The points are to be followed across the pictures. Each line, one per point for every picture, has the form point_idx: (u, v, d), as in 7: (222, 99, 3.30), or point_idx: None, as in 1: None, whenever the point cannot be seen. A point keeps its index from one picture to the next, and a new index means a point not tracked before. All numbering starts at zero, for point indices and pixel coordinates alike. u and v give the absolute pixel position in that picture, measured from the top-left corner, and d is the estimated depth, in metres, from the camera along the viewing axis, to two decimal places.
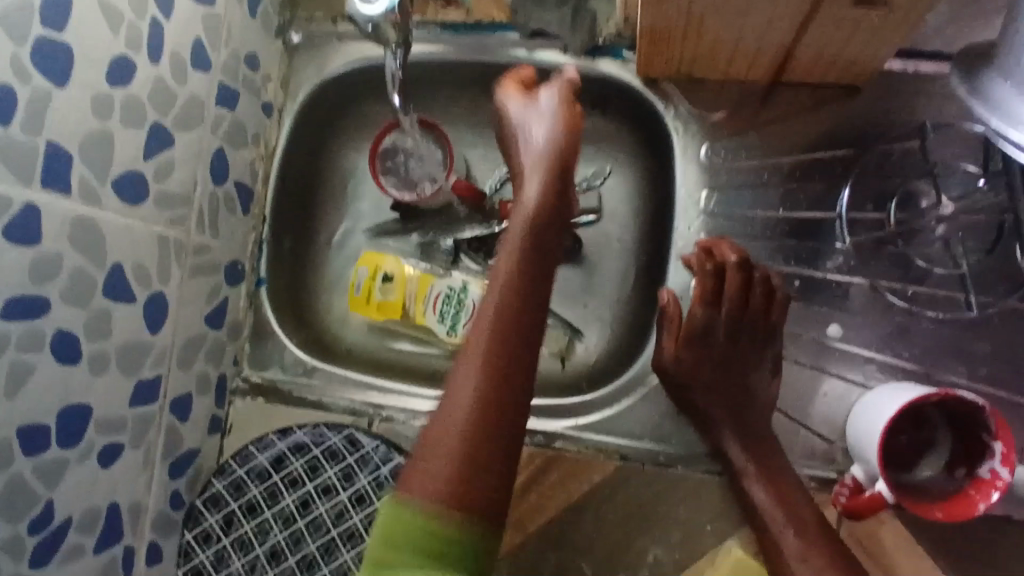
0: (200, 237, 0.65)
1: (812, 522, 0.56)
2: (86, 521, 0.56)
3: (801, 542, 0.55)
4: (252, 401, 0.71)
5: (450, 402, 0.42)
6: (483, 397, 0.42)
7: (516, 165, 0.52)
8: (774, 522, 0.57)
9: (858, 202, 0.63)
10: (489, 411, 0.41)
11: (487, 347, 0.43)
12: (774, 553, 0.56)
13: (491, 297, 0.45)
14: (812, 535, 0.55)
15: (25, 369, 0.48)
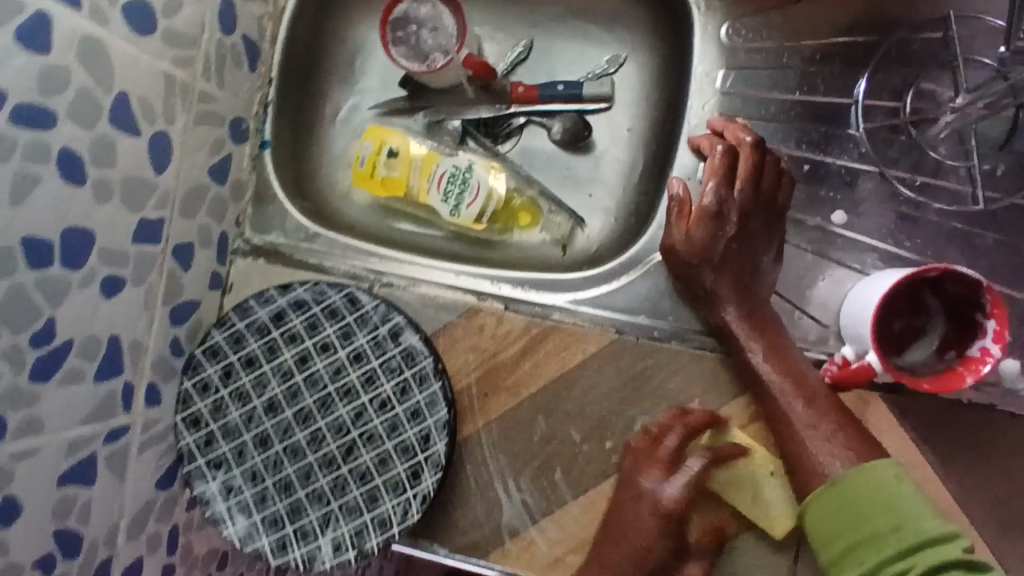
0: (207, 86, 0.64)
1: (822, 395, 0.58)
2: (88, 348, 0.56)
3: (810, 411, 0.57)
4: (253, 261, 0.72)
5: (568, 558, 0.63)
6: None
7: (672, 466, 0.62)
8: (782, 392, 0.59)
9: (874, 90, 0.63)
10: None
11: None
12: (783, 423, 0.58)
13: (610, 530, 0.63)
14: (819, 405, 0.57)
15: (30, 181, 0.48)
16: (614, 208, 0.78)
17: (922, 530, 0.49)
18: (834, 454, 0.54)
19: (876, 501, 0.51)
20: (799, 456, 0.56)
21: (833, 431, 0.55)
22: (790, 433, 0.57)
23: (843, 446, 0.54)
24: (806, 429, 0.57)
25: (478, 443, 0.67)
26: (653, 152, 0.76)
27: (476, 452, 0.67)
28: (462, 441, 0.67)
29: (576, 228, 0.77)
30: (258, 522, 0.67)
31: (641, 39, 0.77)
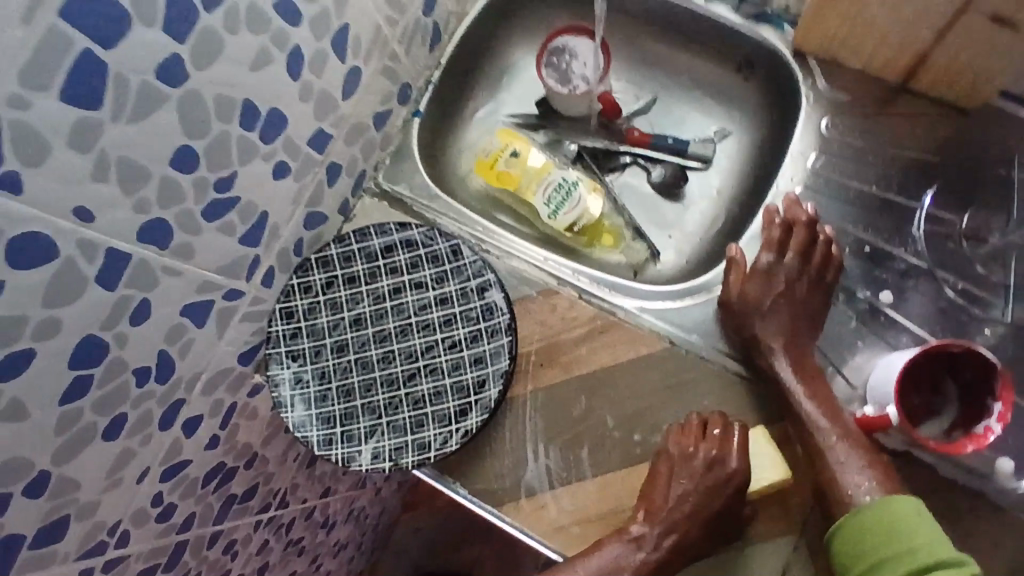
0: (398, 48, 0.78)
1: (855, 432, 0.66)
2: (245, 212, 0.67)
3: (844, 444, 0.65)
4: (378, 202, 0.84)
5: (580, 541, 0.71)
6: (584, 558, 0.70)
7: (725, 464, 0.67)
8: (819, 428, 0.66)
9: (939, 202, 0.73)
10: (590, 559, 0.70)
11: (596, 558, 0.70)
12: (819, 457, 0.65)
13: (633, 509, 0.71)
14: (853, 442, 0.65)
15: (268, 58, 0.60)
16: (687, 252, 0.88)
17: (931, 555, 0.55)
18: (864, 487, 0.63)
19: (885, 529, 0.59)
20: (831, 485, 0.64)
21: (863, 465, 0.64)
22: (824, 466, 0.65)
23: (871, 478, 0.63)
24: (838, 462, 0.65)
25: (521, 404, 0.74)
26: (734, 214, 0.87)
27: (517, 411, 0.74)
28: (510, 399, 0.75)
29: (650, 261, 0.88)
30: (313, 416, 0.75)
31: (749, 119, 0.88)
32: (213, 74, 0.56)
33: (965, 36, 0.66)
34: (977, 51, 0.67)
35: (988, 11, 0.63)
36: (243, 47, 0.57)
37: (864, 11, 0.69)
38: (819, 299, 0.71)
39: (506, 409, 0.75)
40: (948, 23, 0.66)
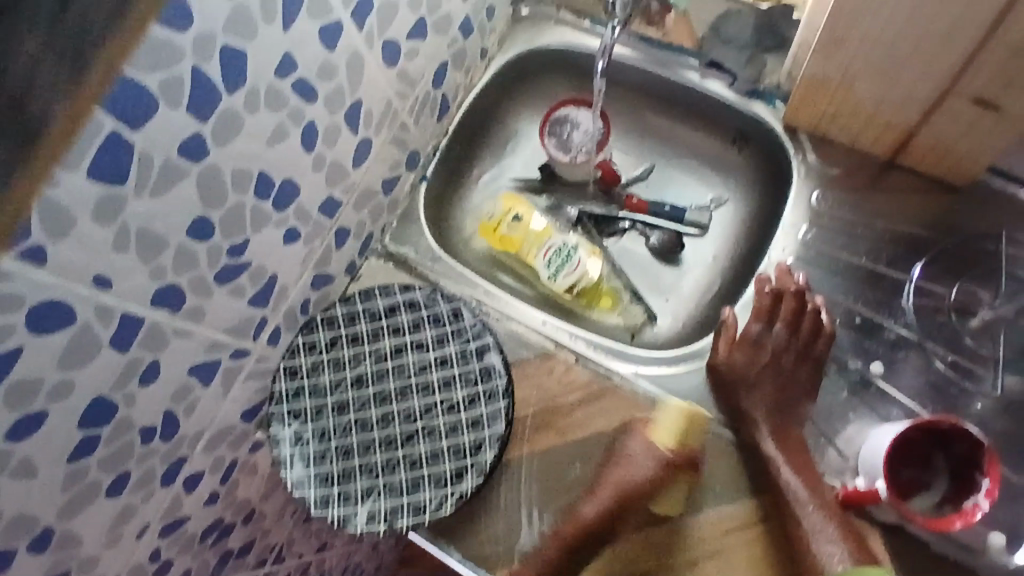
0: (408, 119, 0.81)
1: (831, 504, 0.68)
2: (256, 275, 0.69)
3: (821, 516, 0.67)
4: (384, 263, 0.86)
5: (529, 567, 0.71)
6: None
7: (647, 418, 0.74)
8: (798, 500, 0.68)
9: (928, 276, 0.75)
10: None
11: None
12: (795, 527, 0.67)
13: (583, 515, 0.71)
14: (829, 514, 0.68)
15: (284, 133, 0.64)
16: (683, 316, 0.90)
17: None
18: (836, 557, 0.65)
19: None
20: (802, 552, 0.66)
21: (837, 537, 0.66)
22: (798, 534, 0.67)
23: (842, 548, 0.66)
24: (813, 531, 0.67)
25: (516, 464, 0.75)
26: (730, 280, 0.89)
27: (511, 471, 0.75)
28: (507, 459, 0.75)
29: (646, 324, 0.90)
30: (311, 475, 0.76)
31: (743, 188, 0.91)
32: (232, 148, 0.59)
33: (950, 116, 0.68)
34: (962, 131, 0.69)
35: (970, 94, 0.65)
36: (260, 124, 0.61)
37: (852, 95, 0.72)
38: (805, 371, 0.74)
39: (501, 469, 0.75)
40: (932, 108, 0.68)
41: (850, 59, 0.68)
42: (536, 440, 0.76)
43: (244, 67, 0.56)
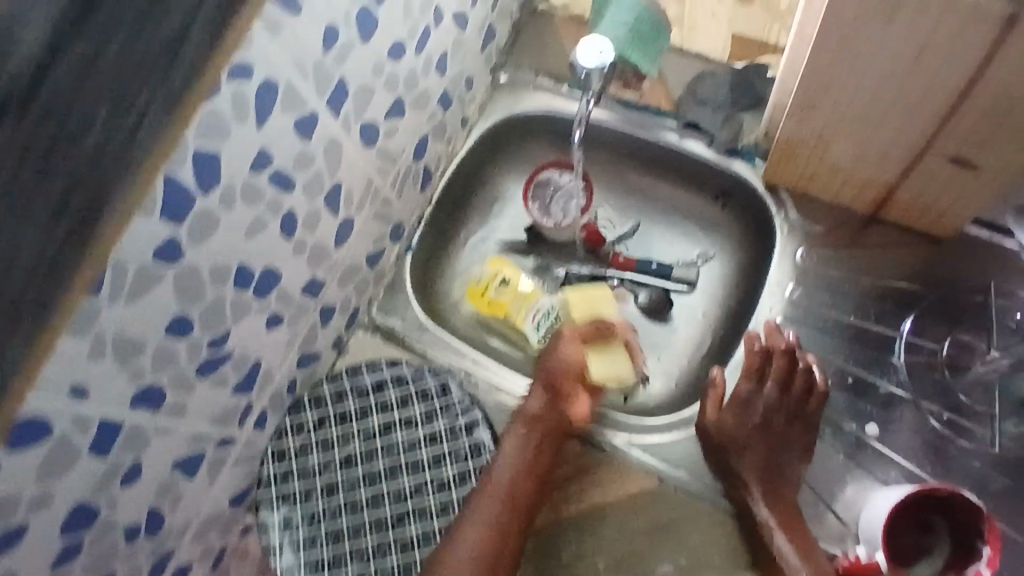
0: (390, 194, 0.82)
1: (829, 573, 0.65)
2: (239, 362, 0.69)
3: None
4: (372, 336, 0.86)
5: (480, 515, 0.70)
6: (492, 523, 0.69)
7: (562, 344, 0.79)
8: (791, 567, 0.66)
9: (919, 331, 0.75)
10: (495, 530, 0.69)
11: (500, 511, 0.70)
12: None
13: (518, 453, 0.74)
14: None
15: (262, 224, 0.64)
16: (677, 375, 0.89)
17: None
18: None
19: None
20: None
21: None
22: None
23: None
24: None
25: (509, 456, 0.73)
26: (720, 338, 0.89)
27: (505, 458, 0.73)
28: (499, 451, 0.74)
29: (640, 385, 0.89)
30: (302, 561, 0.76)
31: (729, 243, 0.91)
32: (210, 246, 0.59)
33: (928, 173, 0.67)
34: (942, 186, 0.68)
35: (947, 153, 0.64)
36: (238, 220, 0.61)
37: (829, 155, 0.71)
38: (798, 431, 0.73)
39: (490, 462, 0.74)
40: (910, 167, 0.68)
41: (824, 123, 0.67)
42: (520, 418, 0.76)
43: (218, 168, 0.56)
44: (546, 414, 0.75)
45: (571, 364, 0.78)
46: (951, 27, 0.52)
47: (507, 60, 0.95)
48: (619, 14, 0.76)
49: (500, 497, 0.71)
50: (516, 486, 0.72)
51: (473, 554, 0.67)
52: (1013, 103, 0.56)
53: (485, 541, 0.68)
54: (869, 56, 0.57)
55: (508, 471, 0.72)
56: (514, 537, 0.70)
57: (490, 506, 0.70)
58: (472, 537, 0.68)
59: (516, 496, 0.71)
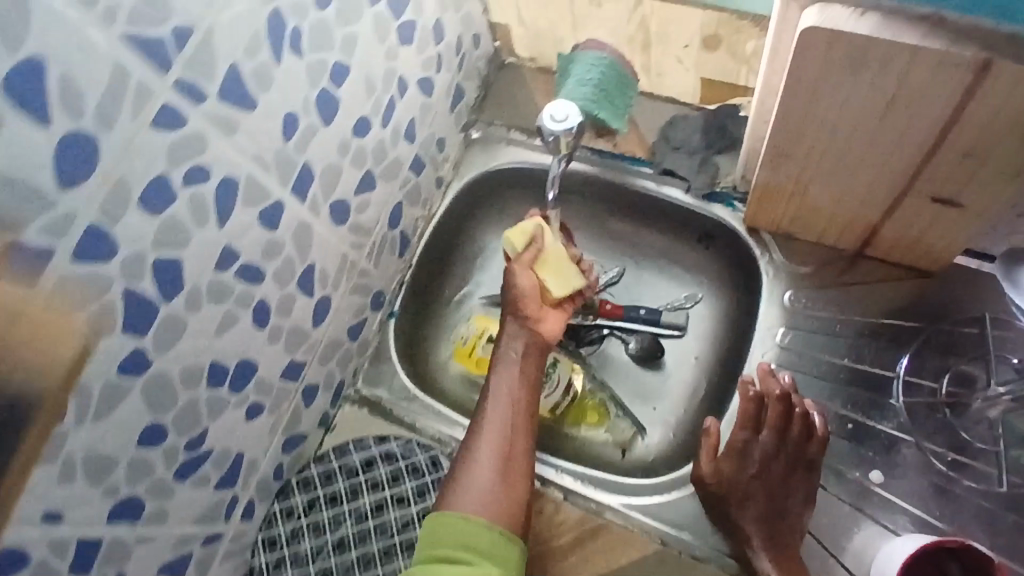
0: (367, 265, 0.81)
1: None
2: (220, 458, 0.68)
3: None
4: (360, 410, 0.84)
5: (482, 455, 0.71)
6: (497, 459, 0.70)
7: (517, 270, 0.78)
8: None
9: (916, 369, 0.72)
10: (501, 465, 0.70)
11: (502, 444, 0.72)
12: None
13: (502, 395, 0.74)
14: None
15: (233, 320, 0.63)
16: (674, 424, 0.87)
17: None
18: None
19: None
20: None
21: None
22: None
23: None
24: None
25: (501, 390, 0.75)
26: (714, 382, 0.86)
27: (497, 394, 0.75)
28: (490, 391, 0.75)
29: (637, 436, 0.87)
30: None
31: (716, 284, 0.89)
32: (178, 350, 0.58)
33: (910, 212, 0.65)
34: (926, 225, 0.66)
35: (929, 193, 0.62)
36: (205, 320, 0.60)
37: (807, 199, 0.70)
38: (797, 478, 0.70)
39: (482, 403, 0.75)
40: (892, 207, 0.66)
41: (799, 169, 0.66)
42: (502, 356, 0.77)
43: (180, 275, 0.56)
44: (527, 358, 0.77)
45: (526, 291, 0.77)
46: (921, 75, 0.49)
47: (479, 116, 0.94)
48: (580, 69, 0.75)
49: (499, 429, 0.72)
50: (513, 414, 0.73)
51: (491, 489, 0.68)
52: (991, 147, 0.54)
53: (498, 477, 0.69)
54: (841, 103, 0.55)
55: (502, 404, 0.74)
56: (525, 469, 0.71)
57: (492, 443, 0.71)
58: (485, 476, 0.69)
59: (517, 424, 0.73)
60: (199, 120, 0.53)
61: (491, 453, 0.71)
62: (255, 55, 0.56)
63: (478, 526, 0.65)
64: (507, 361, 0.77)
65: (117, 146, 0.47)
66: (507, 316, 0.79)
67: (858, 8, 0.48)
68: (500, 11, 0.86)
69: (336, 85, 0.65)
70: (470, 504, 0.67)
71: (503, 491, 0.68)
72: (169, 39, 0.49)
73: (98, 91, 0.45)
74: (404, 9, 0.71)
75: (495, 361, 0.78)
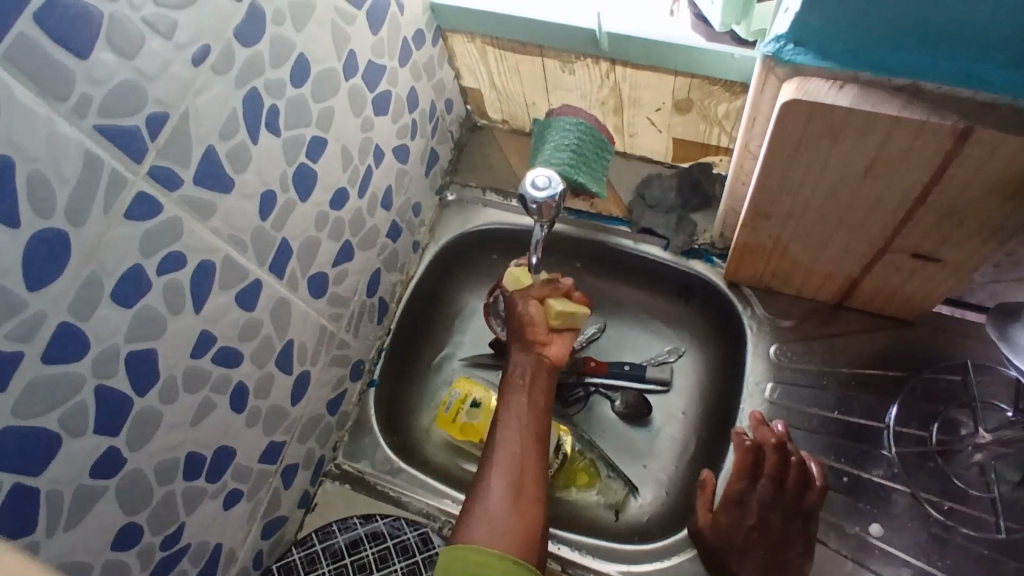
0: (346, 336, 0.79)
1: None
2: (197, 553, 0.64)
3: None
4: (340, 486, 0.80)
5: (496, 484, 0.68)
6: (510, 487, 0.68)
7: (519, 299, 0.78)
8: None
9: (904, 418, 0.73)
10: (515, 493, 0.68)
11: (514, 473, 0.69)
12: None
13: (514, 424, 0.73)
14: None
15: (210, 407, 0.60)
16: (667, 481, 0.84)
17: None
18: None
19: None
20: None
21: None
22: None
23: None
24: None
25: (511, 415, 0.73)
26: (704, 438, 0.85)
27: (509, 417, 0.73)
28: (500, 415, 0.74)
29: (630, 496, 0.84)
30: None
31: (700, 338, 0.89)
32: (152, 446, 0.55)
33: (890, 265, 0.67)
34: (905, 277, 0.68)
35: (909, 249, 0.63)
36: (181, 410, 0.57)
37: (788, 256, 0.72)
38: (794, 528, 0.67)
39: (492, 431, 0.73)
40: (873, 261, 0.67)
41: (778, 230, 0.67)
42: (511, 381, 0.76)
43: (154, 367, 0.53)
44: (536, 382, 0.76)
45: (534, 316, 0.77)
46: (901, 140, 0.51)
47: (452, 179, 0.94)
48: (557, 135, 0.76)
49: (511, 454, 0.70)
50: (525, 439, 0.72)
51: (503, 515, 0.66)
52: (971, 206, 0.55)
53: (510, 503, 0.67)
54: (822, 166, 0.57)
55: (513, 429, 0.72)
56: (537, 492, 0.69)
57: (505, 468, 0.69)
58: (497, 502, 0.67)
59: (528, 448, 0.71)
60: (172, 208, 0.51)
61: (503, 478, 0.69)
62: (231, 138, 0.54)
63: (490, 553, 0.62)
64: (516, 385, 0.75)
65: (87, 242, 0.45)
66: (516, 341, 0.78)
67: (836, 81, 0.50)
68: (470, 77, 0.87)
69: (313, 159, 0.64)
70: (482, 531, 0.64)
71: (515, 516, 0.66)
72: (143, 127, 0.47)
73: (67, 187, 0.43)
74: (378, 81, 0.71)
75: (505, 385, 0.76)
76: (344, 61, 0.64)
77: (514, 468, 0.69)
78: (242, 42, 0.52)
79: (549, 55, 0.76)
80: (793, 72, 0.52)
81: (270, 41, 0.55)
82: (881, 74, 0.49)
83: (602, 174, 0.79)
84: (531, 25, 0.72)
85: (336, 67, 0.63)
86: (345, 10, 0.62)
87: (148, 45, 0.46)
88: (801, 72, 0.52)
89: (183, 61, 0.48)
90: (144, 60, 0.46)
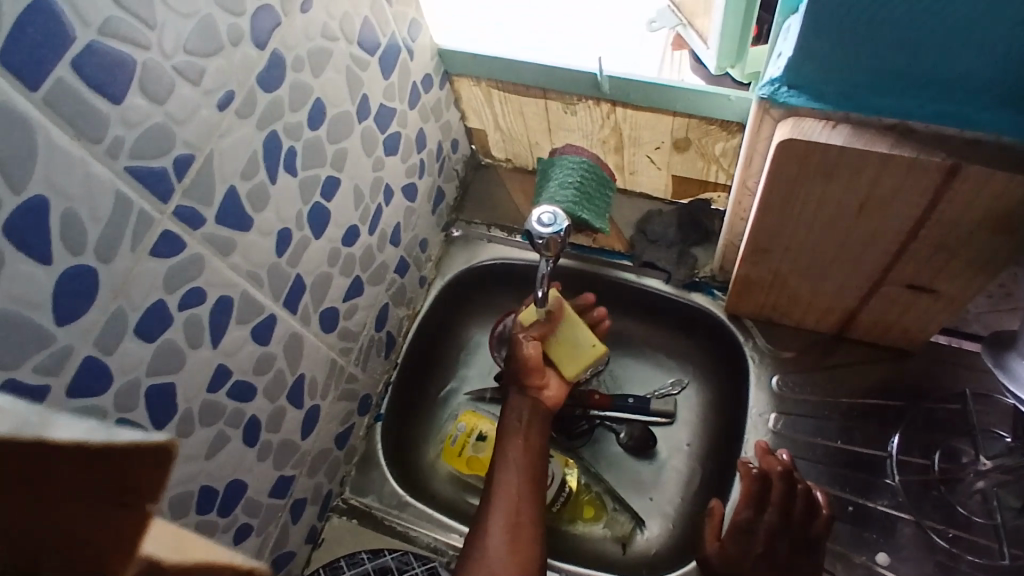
0: (355, 369, 0.80)
1: None
2: None
3: None
4: (348, 521, 0.81)
5: (493, 526, 0.69)
6: (507, 530, 0.68)
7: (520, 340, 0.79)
8: None
9: (906, 447, 0.74)
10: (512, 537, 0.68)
11: (511, 515, 0.69)
12: None
13: (510, 465, 0.73)
14: None
15: (223, 441, 0.61)
16: (673, 513, 0.85)
17: None
18: None
19: None
20: None
21: None
22: None
23: None
24: None
25: (509, 456, 0.74)
26: (710, 470, 0.85)
27: (506, 458, 0.74)
28: (498, 457, 0.75)
29: (636, 529, 0.84)
30: None
31: (701, 371, 0.90)
32: (168, 480, 0.56)
33: (886, 297, 0.69)
34: (902, 309, 0.70)
35: (904, 281, 0.65)
36: (194, 445, 0.58)
37: (788, 287, 0.73)
38: (802, 557, 0.67)
39: (492, 471, 0.74)
40: (869, 292, 0.69)
41: (778, 263, 0.69)
42: (507, 424, 0.77)
43: (172, 400, 0.54)
44: (532, 423, 0.77)
45: (535, 358, 0.78)
46: (892, 177, 0.53)
47: (458, 216, 0.97)
48: (561, 173, 0.79)
49: (508, 494, 0.71)
50: (522, 478, 0.72)
51: (501, 558, 0.66)
52: (961, 240, 0.57)
53: (508, 544, 0.67)
54: (818, 201, 0.59)
55: (511, 469, 0.73)
56: (535, 532, 0.69)
57: (503, 508, 0.70)
58: (495, 544, 0.67)
59: (526, 488, 0.72)
60: (195, 245, 0.53)
61: (502, 518, 0.69)
62: (251, 178, 0.56)
63: None
64: (512, 426, 0.77)
65: (116, 278, 0.47)
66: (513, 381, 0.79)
67: (829, 121, 0.53)
68: (476, 118, 0.90)
69: (327, 198, 0.66)
70: None
71: (513, 559, 0.66)
72: (171, 168, 0.49)
73: (99, 224, 0.45)
74: (388, 123, 0.73)
75: (502, 428, 0.78)
76: (358, 105, 0.67)
77: (511, 509, 0.70)
78: (264, 88, 0.55)
79: (552, 98, 0.79)
80: (788, 114, 0.55)
81: (291, 86, 0.58)
82: (872, 114, 0.52)
83: (605, 211, 0.81)
84: (535, 70, 0.75)
85: (350, 110, 0.66)
86: (359, 57, 0.65)
87: (178, 91, 0.48)
88: (795, 113, 0.54)
89: (210, 106, 0.51)
90: (174, 104, 0.48)
